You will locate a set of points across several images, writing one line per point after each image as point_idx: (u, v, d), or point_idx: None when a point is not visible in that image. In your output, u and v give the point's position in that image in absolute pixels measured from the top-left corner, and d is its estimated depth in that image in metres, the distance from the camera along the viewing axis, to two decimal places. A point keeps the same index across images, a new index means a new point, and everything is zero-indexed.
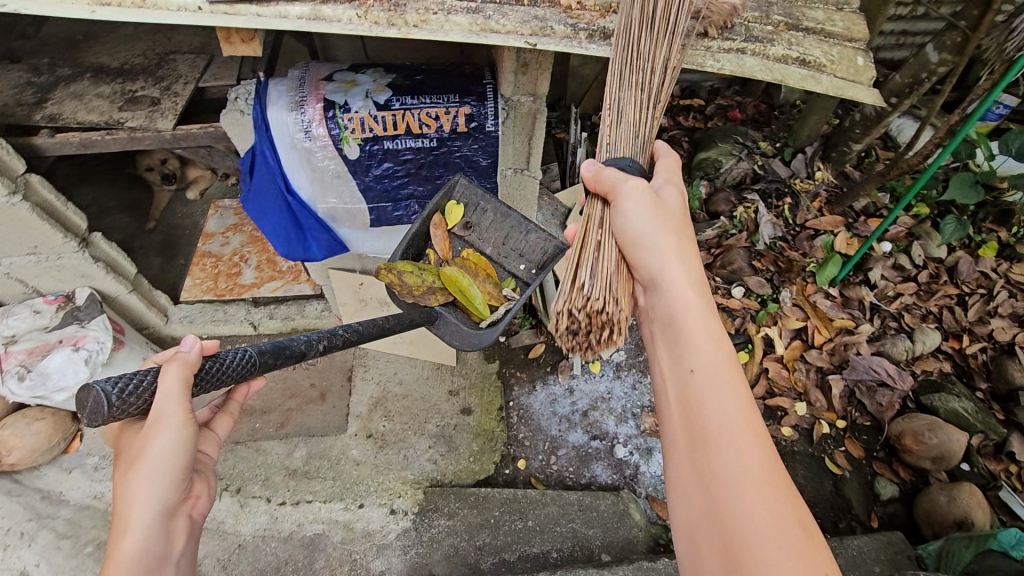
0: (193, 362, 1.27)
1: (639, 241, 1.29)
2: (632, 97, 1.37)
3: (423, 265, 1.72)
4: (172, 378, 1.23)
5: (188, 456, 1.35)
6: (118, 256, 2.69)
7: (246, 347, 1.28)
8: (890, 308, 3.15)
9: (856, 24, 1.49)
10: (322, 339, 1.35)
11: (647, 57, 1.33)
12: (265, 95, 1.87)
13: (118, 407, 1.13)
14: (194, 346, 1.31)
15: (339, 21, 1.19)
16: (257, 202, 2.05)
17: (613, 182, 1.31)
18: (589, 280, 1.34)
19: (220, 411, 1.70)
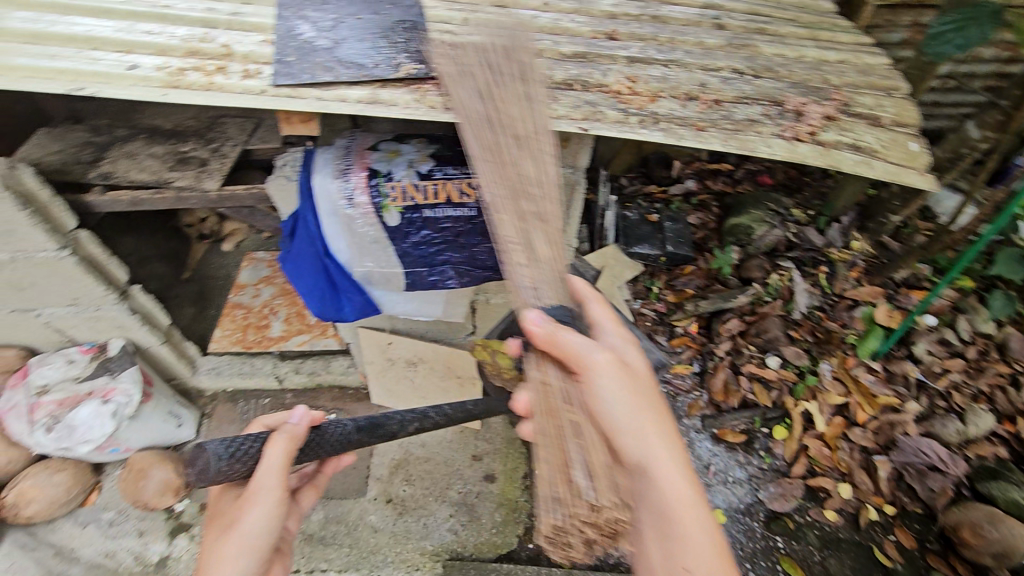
0: (298, 435, 1.32)
1: (621, 427, 1.08)
2: (538, 232, 1.15)
3: None
4: (278, 447, 1.28)
5: (274, 537, 1.30)
6: (154, 309, 2.73)
7: (346, 421, 1.39)
8: (937, 386, 3.00)
9: (906, 110, 1.48)
10: (414, 422, 1.41)
11: (532, 182, 1.16)
12: (312, 163, 1.95)
13: (224, 470, 1.21)
14: (303, 418, 1.36)
15: (396, 105, 1.23)
16: (295, 263, 2.11)
17: (581, 350, 1.06)
18: (588, 482, 0.96)
19: (308, 483, 1.66)
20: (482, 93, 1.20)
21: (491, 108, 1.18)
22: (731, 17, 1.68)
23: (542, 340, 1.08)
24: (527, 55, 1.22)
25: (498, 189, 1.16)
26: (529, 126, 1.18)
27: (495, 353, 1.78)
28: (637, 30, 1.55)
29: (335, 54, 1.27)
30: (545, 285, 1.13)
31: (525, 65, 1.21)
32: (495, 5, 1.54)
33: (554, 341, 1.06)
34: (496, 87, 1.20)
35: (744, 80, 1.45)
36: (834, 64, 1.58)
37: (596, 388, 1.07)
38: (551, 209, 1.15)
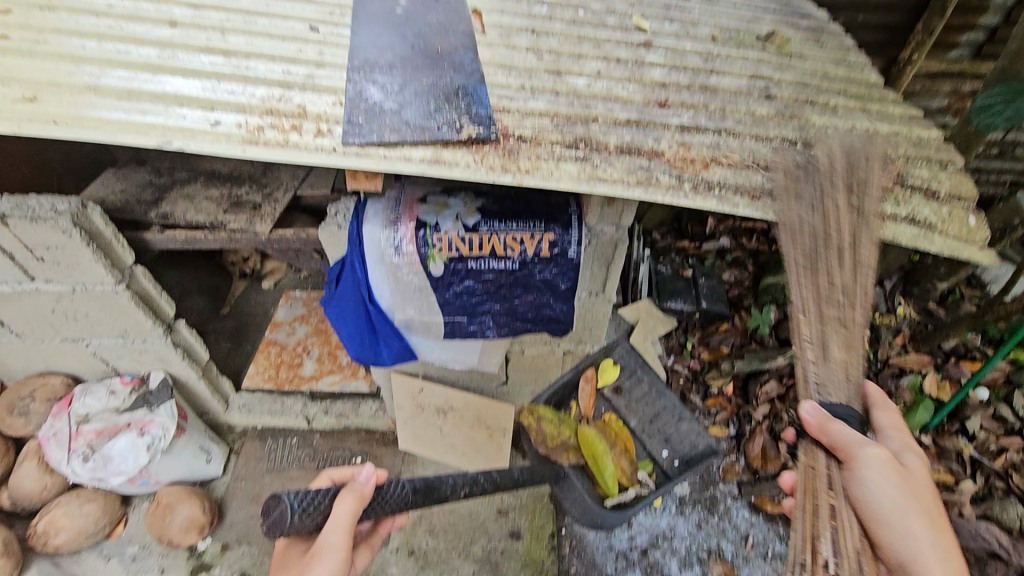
0: (365, 494, 1.30)
1: (885, 518, 1.29)
2: (837, 335, 1.49)
3: (564, 418, 2.04)
4: (345, 506, 1.27)
5: None
6: (195, 344, 2.79)
7: (404, 481, 1.38)
8: (994, 465, 2.83)
9: (964, 183, 1.46)
10: (465, 486, 1.49)
11: (839, 293, 1.50)
12: (363, 213, 1.99)
13: (297, 523, 1.18)
14: (370, 476, 1.35)
15: (458, 165, 1.28)
16: (338, 307, 2.15)
17: (849, 442, 1.34)
18: (832, 557, 1.27)
19: (363, 541, 1.69)
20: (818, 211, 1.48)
21: (823, 231, 1.49)
22: (780, 87, 1.71)
23: (813, 427, 1.40)
24: (862, 171, 1.44)
25: (808, 298, 1.51)
26: (855, 245, 1.46)
27: (542, 421, 1.98)
28: (688, 98, 1.58)
29: (402, 116, 1.34)
30: (831, 384, 1.46)
31: (859, 181, 1.44)
32: (550, 72, 1.60)
33: (823, 430, 1.38)
34: (830, 205, 1.46)
35: (796, 149, 1.47)
36: (887, 135, 1.58)
37: (862, 479, 1.32)
38: (854, 318, 1.49)
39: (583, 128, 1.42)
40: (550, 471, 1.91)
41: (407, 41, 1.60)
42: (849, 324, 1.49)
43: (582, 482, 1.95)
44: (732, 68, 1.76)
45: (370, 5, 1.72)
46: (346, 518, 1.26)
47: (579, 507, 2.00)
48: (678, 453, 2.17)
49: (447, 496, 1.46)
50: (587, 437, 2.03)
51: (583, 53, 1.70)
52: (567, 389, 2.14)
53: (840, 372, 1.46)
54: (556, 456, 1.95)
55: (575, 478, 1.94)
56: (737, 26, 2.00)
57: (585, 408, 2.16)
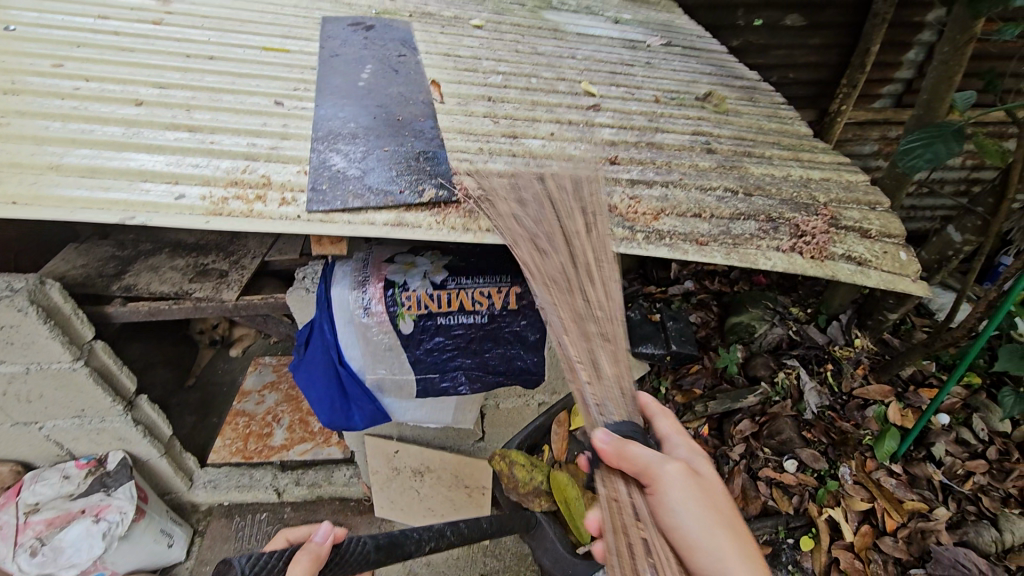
0: (322, 555, 1.24)
1: (693, 544, 1.12)
2: (603, 349, 1.33)
3: (535, 463, 1.96)
4: (299, 568, 1.19)
5: None
6: (159, 420, 2.69)
7: (364, 538, 1.35)
8: (964, 489, 2.90)
9: (892, 222, 1.59)
10: (429, 541, 1.47)
11: (596, 308, 1.37)
12: (330, 275, 2.00)
13: None
14: (327, 537, 1.29)
15: (421, 227, 1.32)
16: (308, 372, 2.12)
17: (650, 463, 1.13)
18: None
19: None
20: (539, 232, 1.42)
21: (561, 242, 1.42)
22: (720, 141, 1.85)
23: (610, 455, 1.15)
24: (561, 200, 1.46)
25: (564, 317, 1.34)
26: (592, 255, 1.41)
27: (514, 466, 1.90)
28: (636, 155, 1.70)
29: (365, 182, 1.40)
30: (609, 399, 1.26)
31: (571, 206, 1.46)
32: (506, 135, 1.70)
33: (621, 456, 1.14)
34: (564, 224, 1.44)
35: (738, 198, 1.58)
36: (820, 181, 1.72)
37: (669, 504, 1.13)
38: (613, 332, 1.35)
39: (538, 186, 1.50)
40: (521, 519, 1.81)
41: (370, 112, 1.69)
42: (610, 336, 1.34)
43: (555, 531, 1.84)
44: (675, 125, 1.90)
45: (332, 80, 1.81)
46: None
47: (551, 559, 1.84)
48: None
49: (413, 552, 1.43)
50: (561, 480, 1.88)
51: (537, 117, 1.82)
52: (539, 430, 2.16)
53: (615, 389, 1.28)
54: (529, 502, 1.87)
55: (547, 527, 1.84)
56: (677, 87, 2.17)
57: (557, 451, 2.14)
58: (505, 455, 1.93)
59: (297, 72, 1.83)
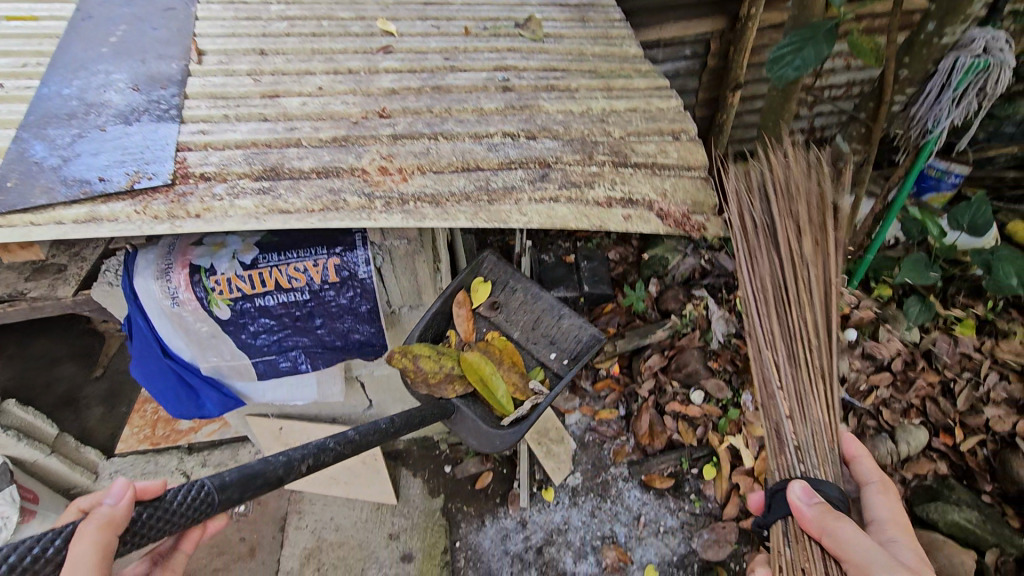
0: (116, 518, 1.03)
1: None
2: (811, 387, 1.48)
3: (443, 352, 1.88)
4: (88, 544, 0.98)
5: None
6: (35, 420, 2.68)
7: (197, 482, 1.07)
8: (865, 405, 2.86)
9: (691, 153, 1.45)
10: (305, 460, 1.22)
11: (813, 335, 1.51)
12: (132, 266, 1.83)
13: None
14: (120, 493, 1.07)
15: (114, 219, 1.17)
16: (142, 366, 2.01)
17: (851, 546, 1.13)
18: None
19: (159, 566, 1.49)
20: (775, 257, 1.60)
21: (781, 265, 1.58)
22: (521, 77, 1.66)
23: (812, 523, 1.21)
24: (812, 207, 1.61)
25: (775, 336, 1.55)
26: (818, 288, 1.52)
27: (419, 359, 1.80)
28: (411, 104, 1.52)
29: (62, 173, 1.24)
30: (813, 449, 1.41)
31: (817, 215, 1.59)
32: (265, 96, 1.52)
33: (822, 532, 1.17)
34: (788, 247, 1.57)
35: (515, 144, 1.42)
36: (623, 113, 1.55)
37: None
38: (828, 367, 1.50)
39: (277, 153, 1.34)
40: (436, 408, 1.74)
41: (103, 85, 1.50)
42: (825, 373, 1.50)
43: (474, 411, 1.81)
44: (475, 62, 1.70)
45: (73, 49, 1.61)
46: (93, 559, 0.97)
47: (476, 438, 1.79)
48: (567, 353, 2.10)
49: (283, 478, 1.19)
50: (471, 362, 1.86)
51: (311, 69, 1.62)
52: (442, 318, 2.03)
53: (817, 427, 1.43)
54: (442, 391, 1.81)
55: (465, 410, 1.80)
56: (496, 14, 1.94)
57: (465, 333, 2.05)
58: (407, 351, 1.80)
59: (34, 45, 1.63)
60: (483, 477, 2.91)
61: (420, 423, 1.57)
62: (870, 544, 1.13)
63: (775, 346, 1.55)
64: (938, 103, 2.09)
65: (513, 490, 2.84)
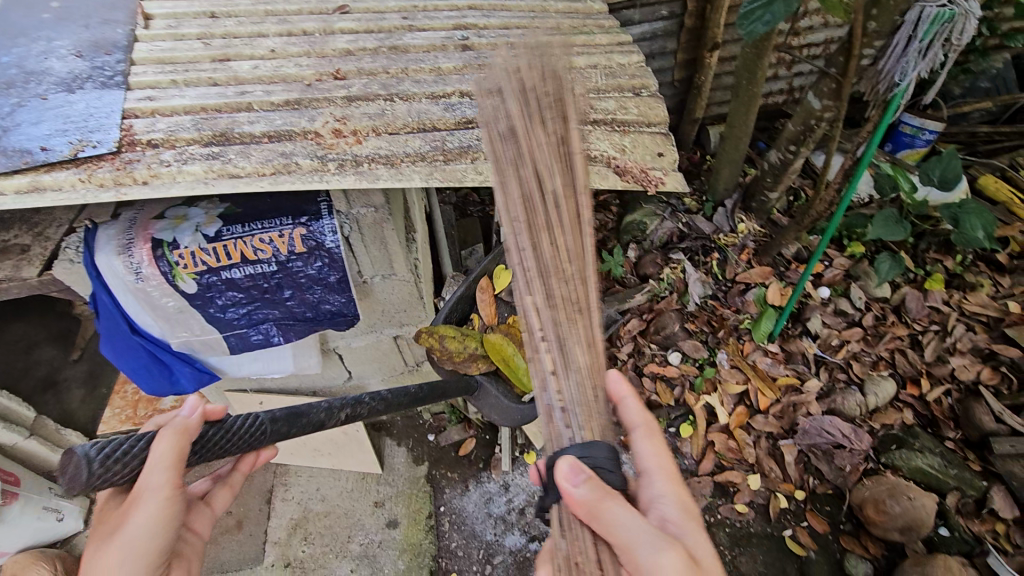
0: (191, 427, 1.10)
1: None
2: (573, 328, 1.10)
3: (468, 331, 1.69)
4: (166, 445, 1.06)
5: (164, 540, 1.17)
6: (10, 404, 2.65)
7: (257, 412, 1.12)
8: (836, 359, 2.94)
9: (651, 109, 1.44)
10: (342, 409, 1.28)
11: (566, 261, 1.10)
12: (93, 242, 1.80)
13: (101, 475, 0.93)
14: (195, 408, 1.13)
15: (60, 188, 1.15)
16: (112, 344, 2.00)
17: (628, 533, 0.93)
18: None
19: (220, 482, 1.49)
20: (522, 155, 1.11)
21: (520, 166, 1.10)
22: (480, 35, 1.62)
23: (581, 510, 0.93)
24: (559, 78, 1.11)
25: (528, 269, 1.11)
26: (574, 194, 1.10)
27: (444, 338, 1.61)
28: (366, 65, 1.48)
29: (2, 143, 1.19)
30: (582, 408, 1.07)
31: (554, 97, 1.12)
32: (215, 60, 1.47)
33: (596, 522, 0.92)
34: (532, 139, 1.09)
35: (473, 103, 1.39)
36: (583, 69, 1.53)
37: None
38: (587, 297, 1.10)
39: (228, 118, 1.31)
40: (456, 384, 1.66)
41: (44, 52, 1.45)
42: (583, 305, 1.10)
43: (498, 387, 1.67)
44: (434, 22, 1.66)
45: (12, 16, 1.54)
46: (167, 459, 1.05)
47: (498, 414, 1.71)
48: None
49: (325, 422, 1.24)
50: (496, 342, 1.67)
51: (263, 31, 1.58)
52: (464, 301, 1.84)
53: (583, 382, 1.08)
54: (465, 369, 1.65)
55: (489, 387, 1.68)
56: None
57: (489, 315, 1.80)
58: (432, 329, 1.62)
59: None
60: (465, 444, 2.96)
61: (447, 392, 1.61)
62: (643, 527, 0.94)
63: (532, 287, 1.11)
64: (905, 55, 2.09)
65: (495, 455, 2.90)
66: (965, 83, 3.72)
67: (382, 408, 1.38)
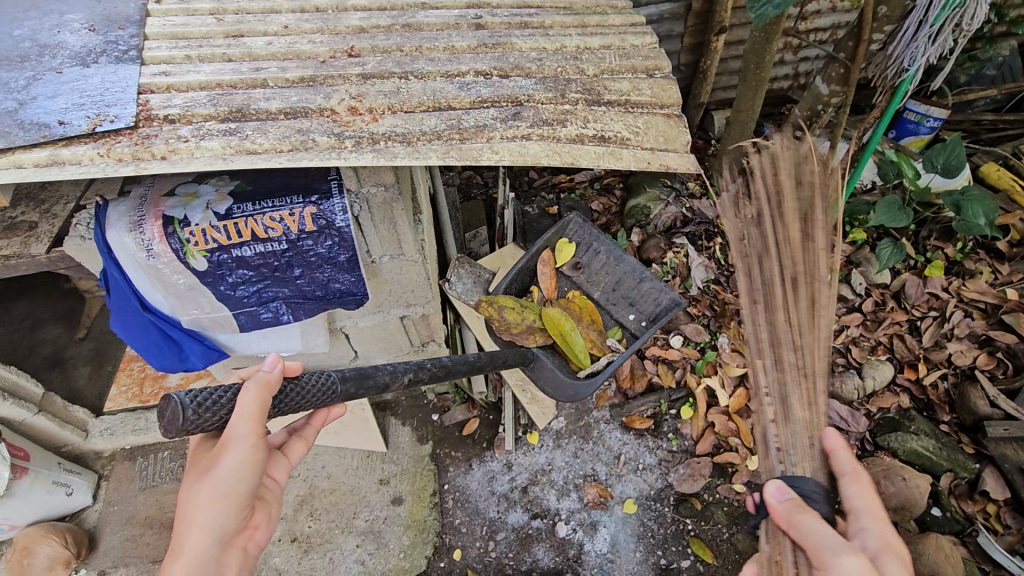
0: (272, 383, 1.20)
1: None
2: (798, 386, 1.46)
3: (526, 305, 2.16)
4: (250, 398, 1.16)
5: (251, 482, 1.30)
6: (19, 380, 2.61)
7: (328, 373, 1.25)
8: (836, 344, 2.98)
9: (664, 90, 1.44)
10: (404, 374, 1.40)
11: (798, 335, 1.47)
12: (105, 219, 1.81)
13: (192, 421, 1.06)
14: (276, 364, 1.23)
15: (79, 162, 1.15)
16: (122, 320, 2.01)
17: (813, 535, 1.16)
18: None
19: (295, 435, 1.60)
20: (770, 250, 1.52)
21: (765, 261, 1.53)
22: (494, 15, 1.62)
23: (783, 520, 1.24)
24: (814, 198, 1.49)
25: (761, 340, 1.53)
26: (809, 283, 1.47)
27: (503, 309, 2.08)
28: (380, 42, 1.48)
29: (19, 117, 1.20)
30: (795, 448, 1.41)
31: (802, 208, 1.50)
32: (229, 35, 1.47)
33: (792, 523, 1.22)
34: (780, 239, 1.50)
35: (488, 83, 1.40)
36: (596, 50, 1.53)
37: None
38: (814, 366, 1.45)
39: (243, 95, 1.31)
40: (518, 356, 1.97)
41: (56, 25, 1.44)
42: (810, 372, 1.46)
43: (553, 360, 2.09)
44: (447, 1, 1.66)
45: None
46: (253, 410, 1.16)
47: (554, 385, 2.09)
48: (645, 315, 2.40)
49: (388, 385, 1.37)
50: (551, 318, 2.09)
51: (276, 7, 1.57)
52: (527, 273, 2.40)
53: (803, 432, 1.42)
54: (522, 339, 2.10)
55: (545, 359, 2.08)
56: None
57: (547, 289, 2.35)
58: (493, 302, 2.09)
59: None
60: (469, 424, 3.00)
61: (502, 362, 1.80)
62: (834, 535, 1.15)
63: (763, 353, 1.52)
64: (915, 40, 2.11)
65: (498, 435, 2.94)
66: (971, 70, 3.71)
67: (442, 372, 1.51)
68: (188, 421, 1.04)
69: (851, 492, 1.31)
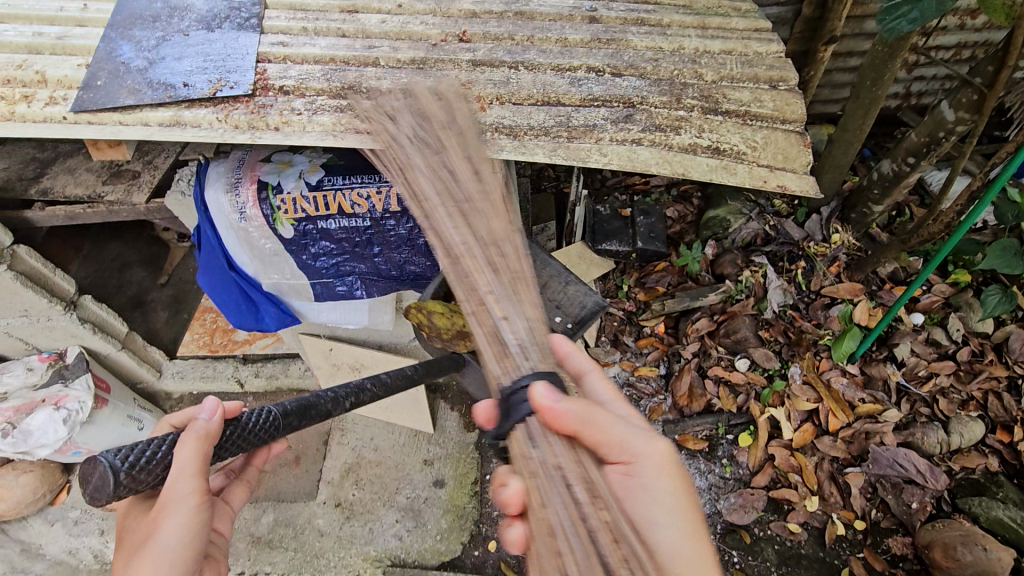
0: (212, 432, 1.20)
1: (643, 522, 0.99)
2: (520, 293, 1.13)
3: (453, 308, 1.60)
4: (188, 452, 1.16)
5: (199, 544, 1.23)
6: (109, 318, 2.76)
7: (269, 407, 1.26)
8: (921, 391, 2.76)
9: (789, 104, 1.33)
10: (350, 397, 1.36)
11: (498, 237, 1.15)
12: (205, 177, 1.89)
13: (127, 484, 1.06)
14: (215, 411, 1.24)
15: (198, 124, 1.19)
16: (209, 277, 2.10)
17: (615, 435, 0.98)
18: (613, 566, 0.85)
19: (237, 478, 1.66)
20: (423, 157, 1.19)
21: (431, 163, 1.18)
22: (609, 8, 1.55)
23: (574, 416, 0.94)
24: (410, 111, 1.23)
25: (464, 244, 1.13)
26: (472, 177, 1.17)
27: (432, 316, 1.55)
28: (492, 29, 1.45)
29: (148, 75, 1.25)
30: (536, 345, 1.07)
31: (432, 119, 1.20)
32: (344, 10, 1.47)
33: (588, 420, 0.96)
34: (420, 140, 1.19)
35: (599, 80, 1.34)
36: (716, 54, 1.44)
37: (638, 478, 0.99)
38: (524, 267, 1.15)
39: (355, 72, 1.31)
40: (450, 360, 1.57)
41: None
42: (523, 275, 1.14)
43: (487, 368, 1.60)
44: None
45: None
46: (191, 463, 1.16)
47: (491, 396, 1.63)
48: (571, 318, 1.61)
49: (331, 412, 1.32)
50: None
51: None
52: None
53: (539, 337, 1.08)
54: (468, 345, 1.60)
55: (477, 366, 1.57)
56: None
57: None
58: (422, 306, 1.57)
59: None
60: None
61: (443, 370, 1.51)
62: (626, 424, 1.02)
63: (472, 256, 1.13)
64: None
65: None
66: None
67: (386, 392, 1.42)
68: (121, 485, 1.04)
69: (596, 391, 1.15)
